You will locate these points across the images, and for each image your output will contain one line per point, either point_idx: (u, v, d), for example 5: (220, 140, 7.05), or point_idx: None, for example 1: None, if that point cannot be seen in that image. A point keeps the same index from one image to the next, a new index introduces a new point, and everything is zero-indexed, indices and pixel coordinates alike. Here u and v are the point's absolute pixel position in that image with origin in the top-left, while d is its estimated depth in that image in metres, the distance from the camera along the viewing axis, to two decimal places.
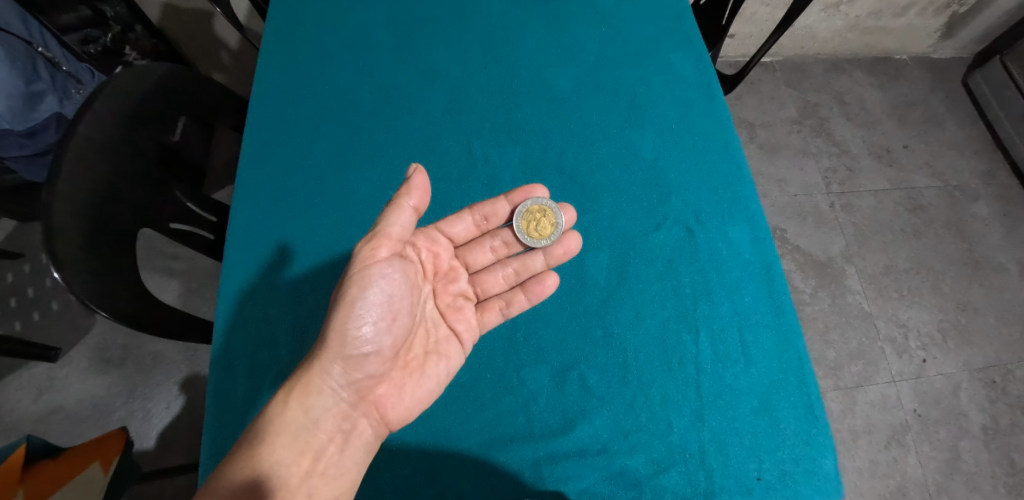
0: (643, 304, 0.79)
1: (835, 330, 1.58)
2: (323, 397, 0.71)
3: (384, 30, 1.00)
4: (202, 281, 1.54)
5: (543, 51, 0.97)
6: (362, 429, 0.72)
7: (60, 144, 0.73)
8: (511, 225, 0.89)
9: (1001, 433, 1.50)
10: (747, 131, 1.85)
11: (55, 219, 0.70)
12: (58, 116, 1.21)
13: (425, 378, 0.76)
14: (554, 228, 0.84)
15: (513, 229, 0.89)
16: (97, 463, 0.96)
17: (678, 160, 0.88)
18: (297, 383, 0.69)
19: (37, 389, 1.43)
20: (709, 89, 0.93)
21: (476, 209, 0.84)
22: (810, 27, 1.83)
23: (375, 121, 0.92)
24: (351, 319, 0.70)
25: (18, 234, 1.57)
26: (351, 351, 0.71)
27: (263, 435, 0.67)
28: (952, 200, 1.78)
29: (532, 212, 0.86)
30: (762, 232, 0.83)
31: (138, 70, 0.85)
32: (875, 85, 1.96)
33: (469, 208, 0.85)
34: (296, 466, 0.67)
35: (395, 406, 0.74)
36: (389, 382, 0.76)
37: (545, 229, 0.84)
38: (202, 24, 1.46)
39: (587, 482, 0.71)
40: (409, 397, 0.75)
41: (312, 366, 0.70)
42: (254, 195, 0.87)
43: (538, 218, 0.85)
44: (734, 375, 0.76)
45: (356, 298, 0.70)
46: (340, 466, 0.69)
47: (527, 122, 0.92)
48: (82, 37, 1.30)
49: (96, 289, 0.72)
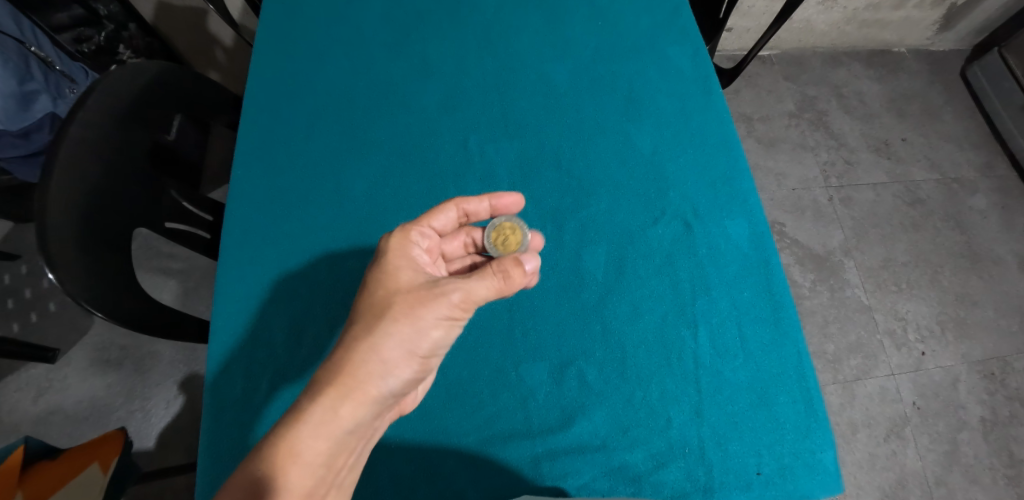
0: (641, 299, 0.79)
1: (834, 323, 1.58)
2: (370, 401, 0.65)
3: (378, 26, 0.99)
4: (200, 280, 1.54)
5: (539, 45, 0.97)
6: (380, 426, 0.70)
7: (53, 143, 0.73)
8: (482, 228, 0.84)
9: (1000, 425, 1.50)
10: (745, 125, 1.85)
11: (48, 220, 0.69)
12: (52, 116, 1.21)
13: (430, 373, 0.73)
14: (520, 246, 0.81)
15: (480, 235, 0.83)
16: (95, 463, 0.95)
17: (675, 154, 0.88)
18: (345, 395, 0.64)
19: (36, 390, 1.43)
20: (706, 83, 0.93)
21: (461, 205, 0.77)
22: (807, 20, 1.82)
23: (371, 117, 0.91)
24: (434, 334, 0.67)
25: (14, 235, 1.57)
26: (415, 361, 0.67)
27: (293, 439, 0.61)
28: (950, 193, 1.78)
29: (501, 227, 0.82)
30: (761, 226, 0.83)
31: (132, 68, 0.85)
32: (873, 78, 1.96)
33: (454, 203, 0.76)
34: (331, 466, 0.64)
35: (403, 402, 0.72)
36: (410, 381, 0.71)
37: (511, 246, 0.81)
38: (195, 22, 1.45)
39: (587, 478, 0.71)
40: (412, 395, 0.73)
41: (371, 378, 0.65)
42: (248, 194, 0.86)
43: (506, 235, 0.81)
44: (733, 369, 0.76)
45: (453, 318, 0.68)
46: (357, 461, 0.67)
47: (524, 117, 0.91)
48: (76, 36, 1.32)
49: (91, 290, 0.72)
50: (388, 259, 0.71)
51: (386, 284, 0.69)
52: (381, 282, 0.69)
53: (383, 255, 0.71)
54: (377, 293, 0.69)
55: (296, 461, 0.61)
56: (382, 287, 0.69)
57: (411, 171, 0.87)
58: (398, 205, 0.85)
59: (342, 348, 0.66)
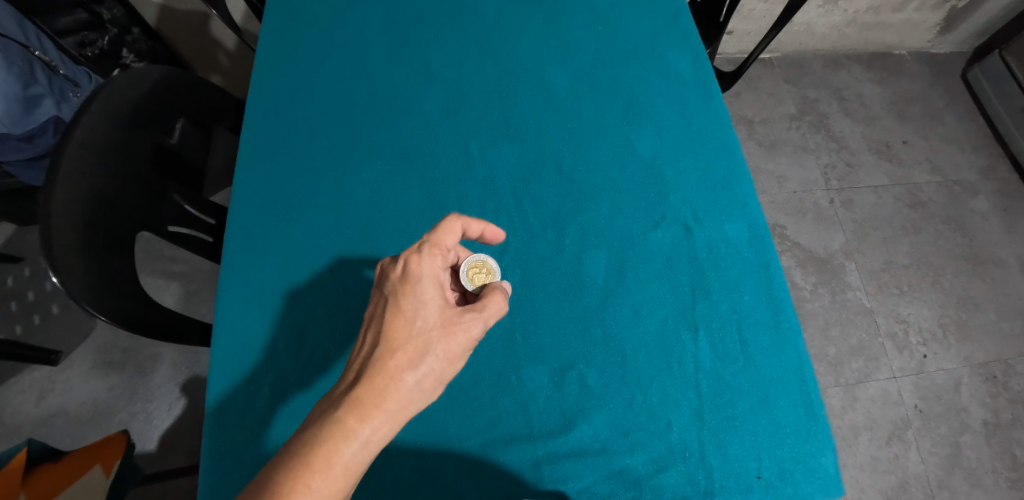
0: (642, 303, 0.79)
1: (835, 326, 1.58)
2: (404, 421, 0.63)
3: (380, 31, 1.00)
4: (202, 283, 1.55)
5: (539, 50, 0.97)
6: None
7: (58, 149, 0.73)
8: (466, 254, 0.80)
9: (1002, 428, 1.49)
10: (746, 128, 1.85)
11: (52, 222, 0.69)
12: (56, 120, 1.20)
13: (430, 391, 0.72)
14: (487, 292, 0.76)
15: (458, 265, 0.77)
16: (97, 467, 0.94)
17: (675, 158, 0.88)
18: (394, 420, 0.61)
19: (39, 393, 1.43)
20: (706, 87, 0.93)
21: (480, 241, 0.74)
22: (808, 23, 1.82)
23: (373, 121, 0.92)
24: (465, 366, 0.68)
25: (18, 238, 1.57)
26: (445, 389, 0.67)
27: (332, 455, 0.58)
28: (951, 196, 1.78)
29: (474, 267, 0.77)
30: (761, 230, 0.83)
31: (135, 73, 0.85)
32: (874, 81, 1.96)
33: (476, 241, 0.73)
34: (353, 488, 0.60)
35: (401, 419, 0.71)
36: None
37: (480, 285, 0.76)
38: (199, 26, 1.46)
39: (588, 482, 0.71)
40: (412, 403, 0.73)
41: (412, 404, 0.63)
42: (250, 198, 0.87)
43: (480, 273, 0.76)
44: (733, 373, 0.76)
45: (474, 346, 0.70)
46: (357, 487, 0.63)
47: (525, 121, 0.92)
48: (79, 41, 1.34)
49: (94, 293, 0.72)
50: (421, 287, 0.67)
51: (424, 316, 0.66)
52: (419, 313, 0.66)
53: (414, 281, 0.67)
54: (416, 323, 0.66)
55: (348, 479, 0.58)
56: (419, 317, 0.66)
57: (412, 175, 0.88)
58: (399, 210, 0.85)
59: (388, 370, 0.63)
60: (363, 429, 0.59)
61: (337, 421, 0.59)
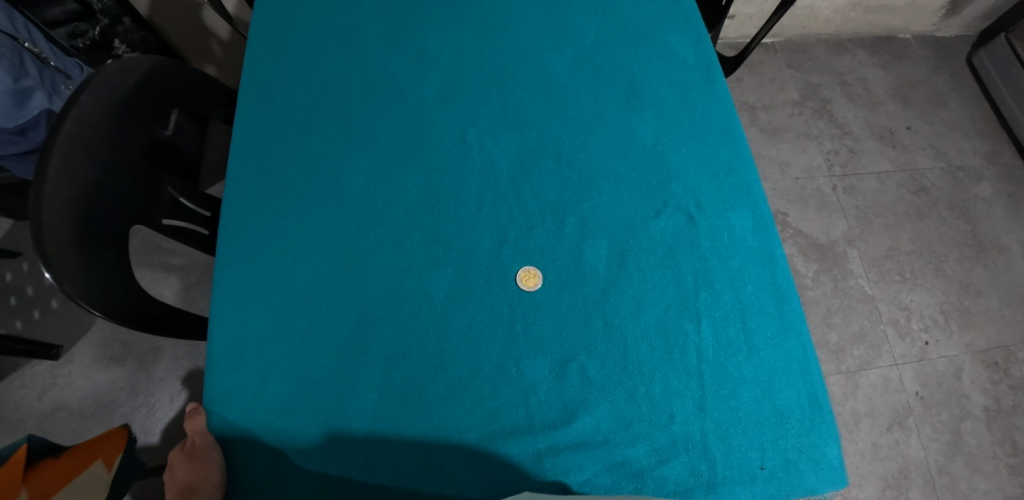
0: (643, 292, 0.78)
1: (837, 313, 1.57)
2: None
3: (375, 18, 0.98)
4: (201, 276, 1.54)
5: (537, 34, 0.96)
6: (331, 387, 0.74)
7: (48, 142, 0.71)
8: (477, 204, 0.83)
9: (1003, 414, 1.49)
10: (748, 114, 1.83)
11: (43, 219, 0.68)
12: (47, 113, 1.18)
13: (405, 365, 0.75)
14: (525, 220, 0.82)
15: (472, 231, 0.81)
16: (99, 460, 0.94)
17: (679, 145, 0.87)
18: (315, 337, 0.76)
19: (41, 387, 1.43)
20: (709, 71, 0.92)
21: None
22: (811, 6, 1.79)
23: (367, 110, 0.90)
24: None
25: (17, 232, 1.57)
26: None
27: (259, 360, 0.75)
28: (955, 181, 1.77)
29: (511, 194, 0.84)
30: (764, 218, 0.82)
31: (128, 63, 0.83)
32: (877, 65, 1.93)
33: None
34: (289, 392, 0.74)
35: (361, 388, 0.74)
36: (359, 342, 0.76)
37: None
38: (193, 13, 1.45)
39: (589, 474, 0.71)
40: (397, 377, 0.74)
41: (327, 324, 0.77)
42: (245, 190, 0.84)
43: None
44: (736, 363, 0.75)
45: None
46: None
47: (522, 107, 0.90)
48: (70, 31, 1.30)
49: (88, 288, 0.71)
50: None
51: None
52: None
53: None
54: None
55: (283, 381, 0.74)
56: None
57: (410, 164, 0.86)
58: (398, 200, 0.84)
59: None
60: (286, 342, 0.76)
61: (266, 337, 0.76)
